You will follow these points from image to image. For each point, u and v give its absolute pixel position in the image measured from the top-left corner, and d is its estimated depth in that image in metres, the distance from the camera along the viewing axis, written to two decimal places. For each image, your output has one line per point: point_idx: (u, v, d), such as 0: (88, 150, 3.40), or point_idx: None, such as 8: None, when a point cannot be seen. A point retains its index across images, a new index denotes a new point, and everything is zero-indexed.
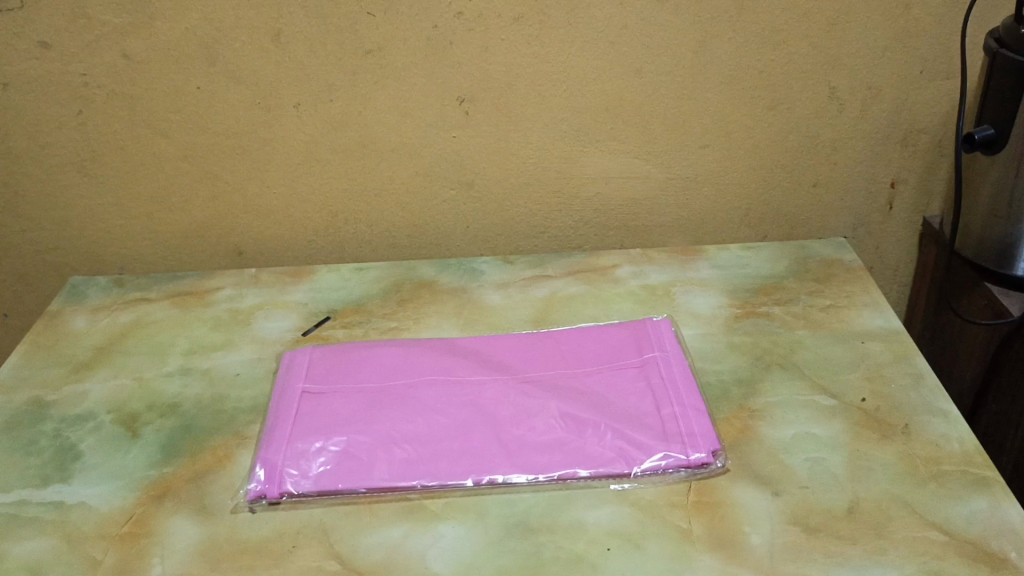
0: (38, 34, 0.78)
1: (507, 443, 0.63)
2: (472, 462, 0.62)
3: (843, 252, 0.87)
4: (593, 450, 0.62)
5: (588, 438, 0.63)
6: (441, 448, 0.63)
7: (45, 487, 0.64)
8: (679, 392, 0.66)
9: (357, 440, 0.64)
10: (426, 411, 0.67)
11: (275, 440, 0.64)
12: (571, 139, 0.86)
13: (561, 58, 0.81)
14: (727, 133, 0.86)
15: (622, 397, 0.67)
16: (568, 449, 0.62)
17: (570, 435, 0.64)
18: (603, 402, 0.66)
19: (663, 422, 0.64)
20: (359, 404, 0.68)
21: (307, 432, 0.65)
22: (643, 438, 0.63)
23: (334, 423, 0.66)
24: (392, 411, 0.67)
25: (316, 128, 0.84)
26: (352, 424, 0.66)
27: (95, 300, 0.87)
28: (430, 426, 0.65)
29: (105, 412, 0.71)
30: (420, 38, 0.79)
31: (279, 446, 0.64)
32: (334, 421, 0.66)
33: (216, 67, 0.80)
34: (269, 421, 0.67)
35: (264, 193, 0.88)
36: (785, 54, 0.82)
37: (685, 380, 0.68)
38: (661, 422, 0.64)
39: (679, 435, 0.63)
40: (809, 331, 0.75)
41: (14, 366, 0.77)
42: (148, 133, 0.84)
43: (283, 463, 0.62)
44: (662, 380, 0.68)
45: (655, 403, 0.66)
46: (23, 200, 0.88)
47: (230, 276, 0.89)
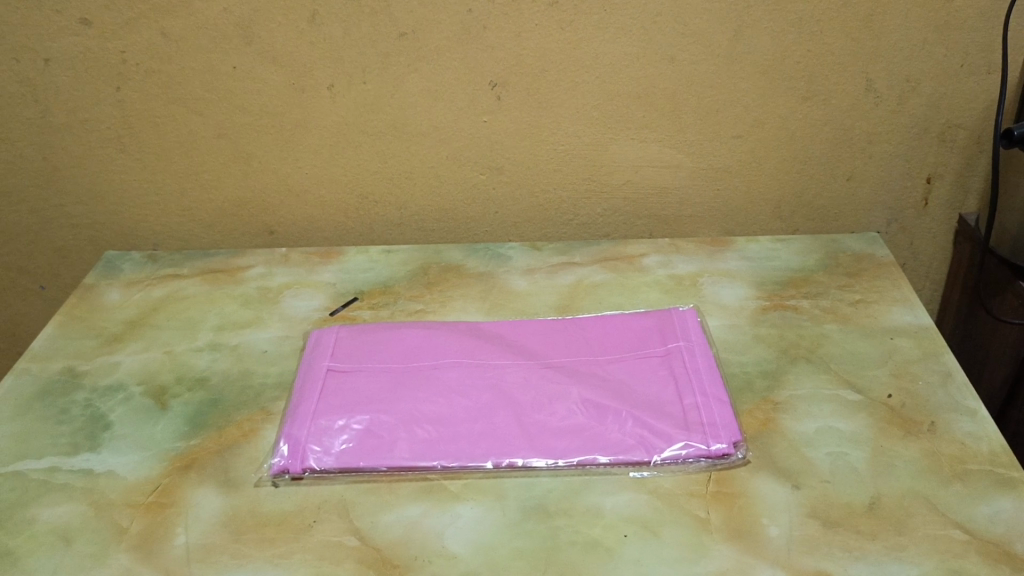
0: (79, 11, 0.79)
1: (528, 427, 0.64)
2: (492, 445, 0.62)
3: (875, 247, 0.86)
4: (613, 437, 0.62)
5: (609, 425, 0.63)
6: (462, 429, 0.64)
7: (76, 455, 0.65)
8: (702, 382, 0.66)
9: (379, 419, 0.65)
10: (448, 393, 0.67)
11: (299, 416, 0.65)
12: (602, 126, 0.86)
13: (595, 44, 0.81)
14: (761, 123, 0.86)
15: (645, 385, 0.67)
16: (589, 435, 0.63)
17: (591, 421, 0.64)
18: (625, 390, 0.66)
19: (685, 411, 0.64)
20: (383, 383, 0.68)
21: (331, 409, 0.66)
22: (664, 426, 0.63)
23: (358, 401, 0.67)
24: (415, 392, 0.67)
25: (349, 110, 0.85)
26: (375, 404, 0.66)
27: (129, 274, 0.88)
28: (451, 407, 0.66)
29: (135, 384, 0.73)
30: (454, 21, 0.80)
31: (303, 423, 0.65)
32: (358, 400, 0.67)
33: (252, 47, 0.81)
34: (294, 398, 0.68)
35: (296, 173, 0.89)
36: (822, 45, 0.81)
37: (708, 371, 0.67)
38: (683, 412, 0.64)
39: (701, 425, 0.62)
40: (837, 325, 0.74)
41: (49, 336, 0.79)
42: (184, 112, 0.85)
43: (306, 439, 0.63)
44: (686, 369, 0.68)
45: (678, 392, 0.66)
46: (62, 174, 0.89)
47: (260, 254, 0.91)
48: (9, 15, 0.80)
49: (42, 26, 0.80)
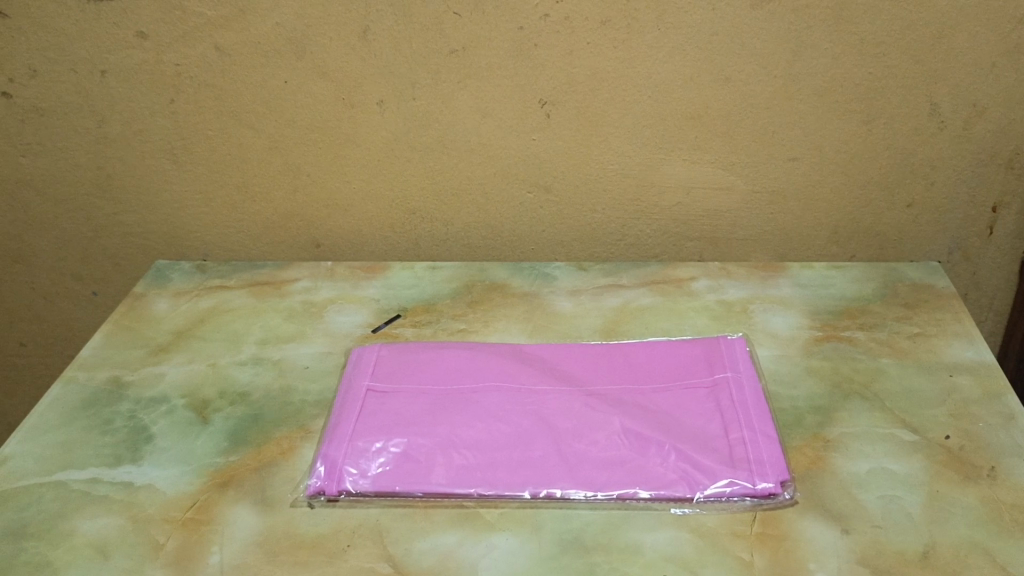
0: (136, 25, 0.81)
1: (567, 456, 0.62)
2: (530, 474, 0.61)
3: (936, 277, 0.82)
4: (655, 471, 0.61)
5: (651, 458, 0.62)
6: (500, 456, 0.63)
7: (117, 467, 0.66)
8: (749, 417, 0.64)
9: (417, 442, 0.64)
10: (487, 418, 0.66)
11: (337, 437, 0.65)
12: (653, 146, 0.84)
13: (648, 63, 0.79)
14: (818, 146, 0.83)
15: (690, 418, 0.65)
16: (629, 467, 0.61)
17: (633, 453, 0.62)
18: (670, 422, 0.65)
19: (730, 447, 0.62)
20: (423, 405, 0.68)
21: (369, 431, 0.65)
22: (709, 462, 0.61)
23: (397, 423, 0.66)
24: (454, 415, 0.67)
25: (397, 126, 0.85)
26: (414, 426, 0.66)
27: (177, 284, 0.89)
28: (490, 433, 0.65)
29: (178, 396, 0.73)
30: (505, 38, 0.79)
31: (340, 443, 0.64)
32: (396, 422, 0.66)
33: (304, 61, 0.82)
34: (333, 418, 0.67)
35: (343, 187, 0.89)
36: (884, 67, 0.78)
37: (757, 405, 0.65)
38: (728, 448, 0.62)
39: (747, 462, 0.60)
40: (893, 360, 0.71)
41: (97, 345, 0.80)
42: (235, 125, 0.86)
43: (343, 460, 0.63)
44: (733, 402, 0.66)
45: (723, 426, 0.64)
46: (117, 184, 0.91)
47: (306, 268, 0.91)
48: (69, 28, 0.81)
49: (100, 39, 0.82)
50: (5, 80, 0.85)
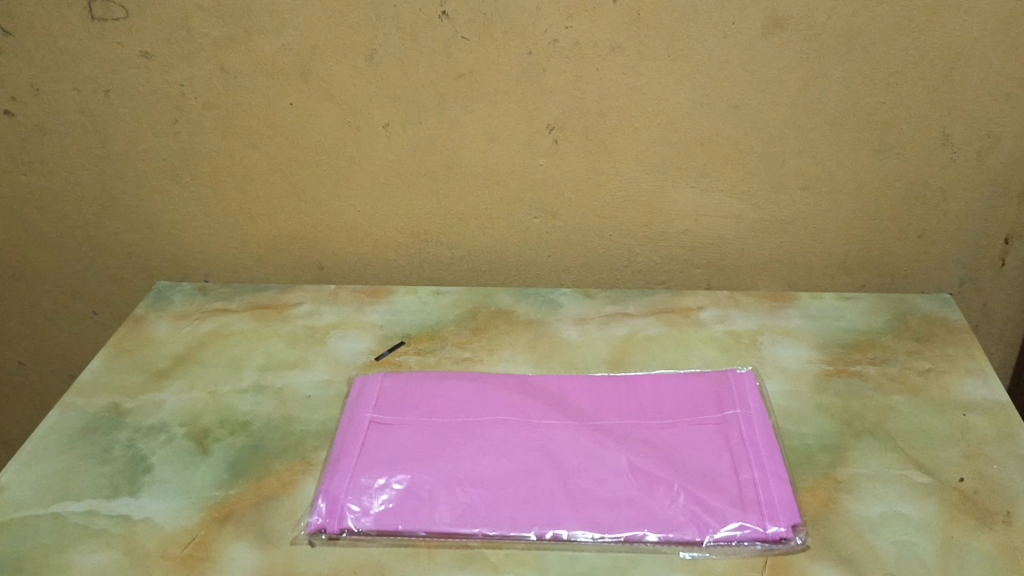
0: (140, 44, 0.80)
1: (574, 495, 0.61)
2: (536, 513, 0.60)
3: (948, 310, 0.81)
4: (664, 512, 0.59)
5: (659, 499, 0.60)
6: (505, 493, 0.61)
7: (114, 499, 0.64)
8: (760, 456, 0.63)
9: (420, 478, 0.63)
10: (492, 453, 0.65)
11: (339, 472, 0.64)
12: (661, 173, 0.83)
13: (657, 90, 0.78)
14: (829, 175, 0.82)
15: (699, 456, 0.64)
16: (637, 508, 0.60)
17: (641, 492, 0.61)
18: (678, 460, 0.64)
19: (740, 488, 0.61)
20: (427, 439, 0.67)
21: (371, 466, 0.64)
22: (719, 504, 0.60)
23: (400, 458, 0.65)
24: (458, 450, 0.65)
25: (403, 149, 0.84)
26: (417, 461, 0.64)
27: (178, 307, 0.88)
28: (495, 469, 0.64)
29: (178, 424, 0.72)
30: (513, 63, 0.78)
31: (342, 479, 0.63)
32: (400, 457, 0.65)
33: (310, 84, 0.81)
34: (335, 452, 0.66)
35: (347, 209, 0.88)
36: (898, 96, 0.77)
37: (767, 444, 0.64)
38: (739, 489, 0.61)
39: (757, 505, 0.59)
40: (906, 397, 0.70)
41: (96, 369, 0.79)
42: (239, 145, 0.85)
43: (345, 497, 0.61)
44: (743, 441, 0.65)
45: (733, 466, 0.63)
46: (119, 203, 0.90)
47: (309, 291, 0.90)
48: (72, 47, 0.80)
49: (104, 58, 0.81)
50: (8, 98, 0.84)
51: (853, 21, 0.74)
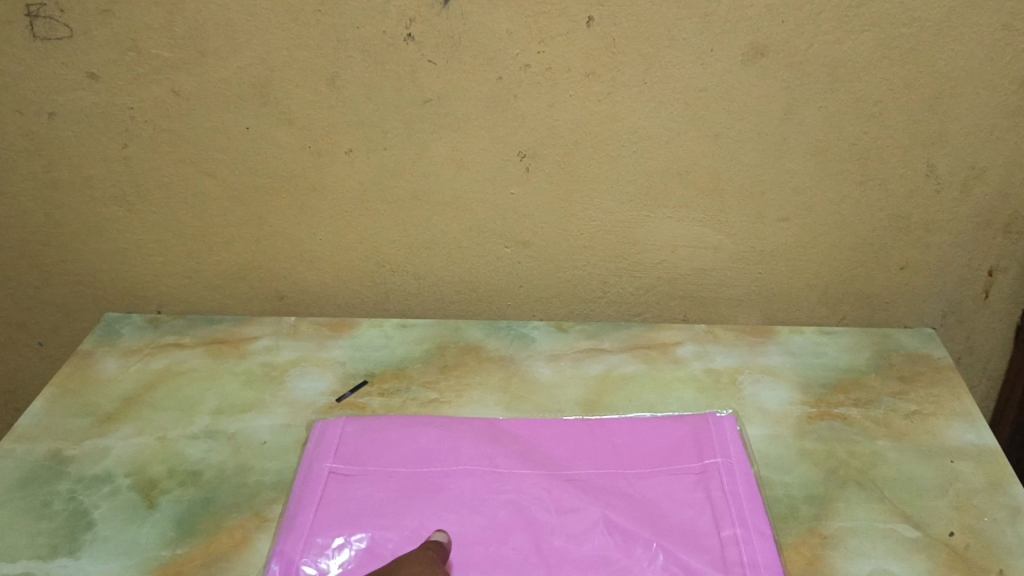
0: (86, 65, 0.75)
1: (546, 554, 0.57)
2: (505, 572, 0.56)
3: (931, 346, 0.79)
4: (640, 572, 0.56)
5: (636, 557, 0.57)
6: (473, 552, 0.58)
7: (52, 560, 0.60)
8: (742, 512, 0.60)
9: (382, 537, 0.59)
10: (460, 507, 0.61)
11: (296, 529, 0.60)
12: (638, 204, 0.80)
13: (634, 117, 0.75)
14: (811, 206, 0.79)
15: (678, 512, 0.61)
16: (610, 566, 0.57)
17: (616, 550, 0.58)
18: (656, 515, 0.60)
19: (721, 546, 0.58)
20: (391, 493, 0.63)
21: (330, 524, 0.61)
22: (698, 565, 0.56)
23: (361, 515, 0.61)
24: (424, 505, 0.62)
25: (367, 177, 0.80)
26: (380, 518, 0.61)
27: (128, 342, 0.83)
28: (463, 525, 0.60)
29: (124, 474, 0.67)
30: (483, 89, 0.74)
31: (298, 538, 0.59)
32: (360, 513, 0.62)
33: (268, 108, 0.76)
34: (290, 506, 0.62)
35: (309, 238, 0.84)
36: (881, 126, 0.75)
37: (749, 497, 0.61)
38: (720, 547, 0.58)
39: (739, 565, 0.56)
40: (891, 442, 0.67)
41: (38, 412, 0.74)
42: (193, 172, 0.80)
43: (300, 560, 0.58)
44: (724, 494, 0.62)
45: (713, 523, 0.60)
46: (65, 231, 0.85)
47: (268, 324, 0.85)
48: (13, 67, 0.75)
49: (47, 80, 0.76)
50: None
51: (835, 48, 0.71)
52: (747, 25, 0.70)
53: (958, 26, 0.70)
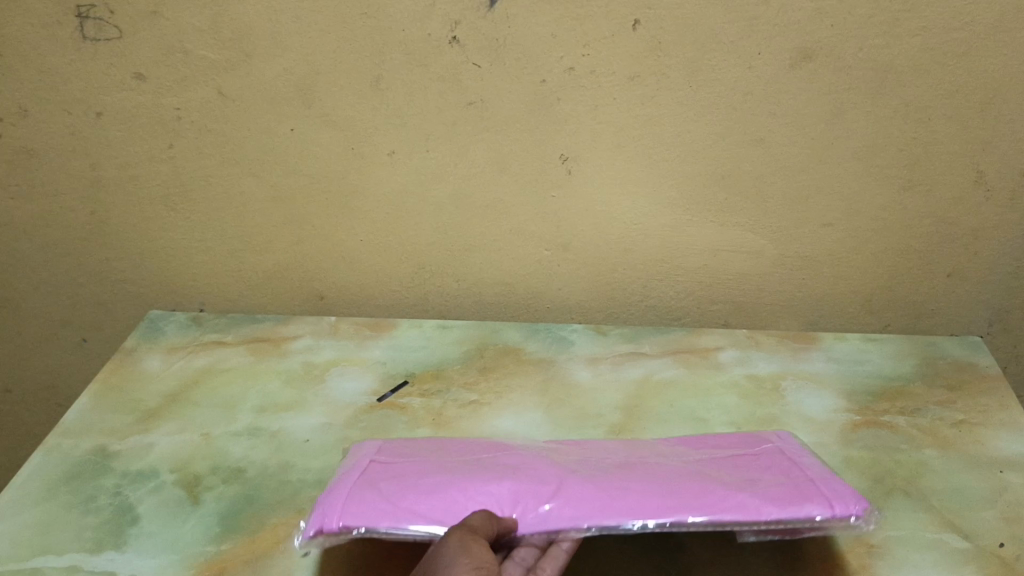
0: (134, 66, 0.76)
1: (609, 485, 0.56)
2: (575, 509, 0.54)
3: (977, 355, 0.78)
4: (716, 498, 0.54)
5: (707, 485, 0.56)
6: (533, 483, 0.57)
7: (98, 554, 0.60)
8: (809, 463, 0.59)
9: (433, 479, 0.57)
10: (511, 463, 0.60)
11: (338, 481, 0.58)
12: (680, 208, 0.79)
13: (677, 121, 0.75)
14: (856, 212, 0.78)
15: (745, 466, 0.59)
16: (688, 494, 0.55)
17: (690, 482, 0.56)
18: (719, 467, 0.59)
19: (794, 479, 0.57)
20: (429, 458, 0.61)
21: (376, 476, 0.58)
22: (773, 490, 0.55)
23: (405, 469, 0.59)
24: (467, 463, 0.60)
25: (409, 178, 0.80)
26: (427, 470, 0.59)
27: (171, 339, 0.84)
28: (518, 466, 0.59)
29: (167, 470, 0.68)
30: (526, 91, 0.74)
31: (343, 485, 0.57)
32: (401, 467, 0.60)
33: (311, 109, 0.77)
34: (335, 473, 0.60)
35: (350, 238, 0.84)
36: (929, 131, 0.74)
37: (813, 458, 0.61)
38: (793, 479, 0.57)
39: (818, 491, 0.55)
40: (938, 451, 0.66)
41: (82, 408, 0.75)
42: (237, 172, 0.81)
43: (346, 498, 0.55)
44: (791, 454, 0.61)
45: (784, 470, 0.58)
46: (109, 230, 0.86)
47: (308, 324, 0.86)
48: (62, 67, 0.76)
49: (95, 80, 0.77)
50: None
51: (883, 53, 0.70)
52: (795, 29, 0.69)
53: (1010, 32, 0.69)
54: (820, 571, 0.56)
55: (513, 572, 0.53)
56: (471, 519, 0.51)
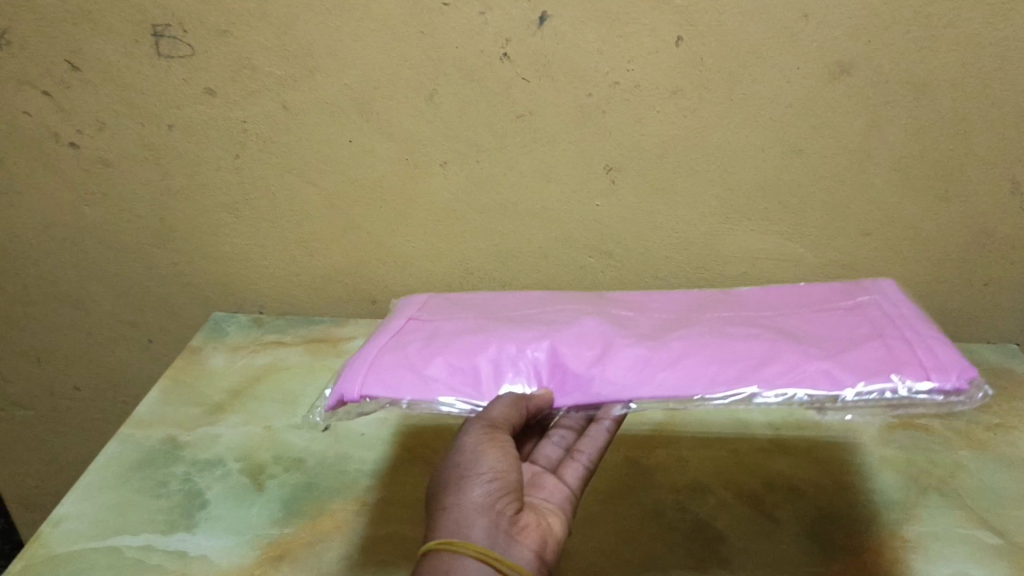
0: (205, 82, 0.81)
1: (675, 355, 0.56)
2: (617, 378, 0.55)
3: (1013, 361, 0.80)
4: (780, 369, 0.54)
5: (779, 356, 0.55)
6: (589, 356, 0.57)
7: (171, 534, 0.65)
8: (905, 325, 0.58)
9: (469, 349, 0.60)
10: (578, 331, 0.61)
11: (378, 349, 0.62)
12: (719, 217, 0.83)
13: (718, 133, 0.78)
14: (893, 222, 0.81)
15: (835, 330, 0.59)
16: (748, 364, 0.55)
17: (761, 351, 0.56)
18: (808, 332, 0.59)
19: (895, 346, 0.55)
20: (486, 326, 0.64)
21: (416, 344, 0.62)
22: (864, 361, 0.54)
23: (451, 338, 0.62)
24: (525, 330, 0.62)
25: (460, 187, 0.84)
26: (475, 338, 0.61)
27: (234, 339, 0.89)
28: (578, 337, 0.60)
29: (233, 459, 0.73)
30: (573, 104, 0.78)
31: (381, 353, 0.61)
32: (445, 337, 0.62)
33: (369, 122, 0.81)
34: (381, 341, 0.64)
35: (403, 244, 0.89)
36: (965, 143, 0.76)
37: (911, 317, 0.59)
38: (891, 346, 0.55)
39: (918, 362, 0.53)
40: (972, 453, 0.68)
41: (154, 401, 0.80)
42: (298, 181, 0.86)
43: (372, 367, 0.59)
44: (884, 314, 0.60)
45: (877, 331, 0.57)
46: (178, 236, 0.91)
47: (361, 327, 0.92)
48: (139, 82, 0.81)
49: (169, 95, 0.82)
50: (73, 132, 0.85)
51: (921, 68, 0.73)
52: (833, 45, 0.72)
53: None
54: (856, 561, 0.59)
55: (548, 448, 0.61)
56: (492, 412, 0.54)
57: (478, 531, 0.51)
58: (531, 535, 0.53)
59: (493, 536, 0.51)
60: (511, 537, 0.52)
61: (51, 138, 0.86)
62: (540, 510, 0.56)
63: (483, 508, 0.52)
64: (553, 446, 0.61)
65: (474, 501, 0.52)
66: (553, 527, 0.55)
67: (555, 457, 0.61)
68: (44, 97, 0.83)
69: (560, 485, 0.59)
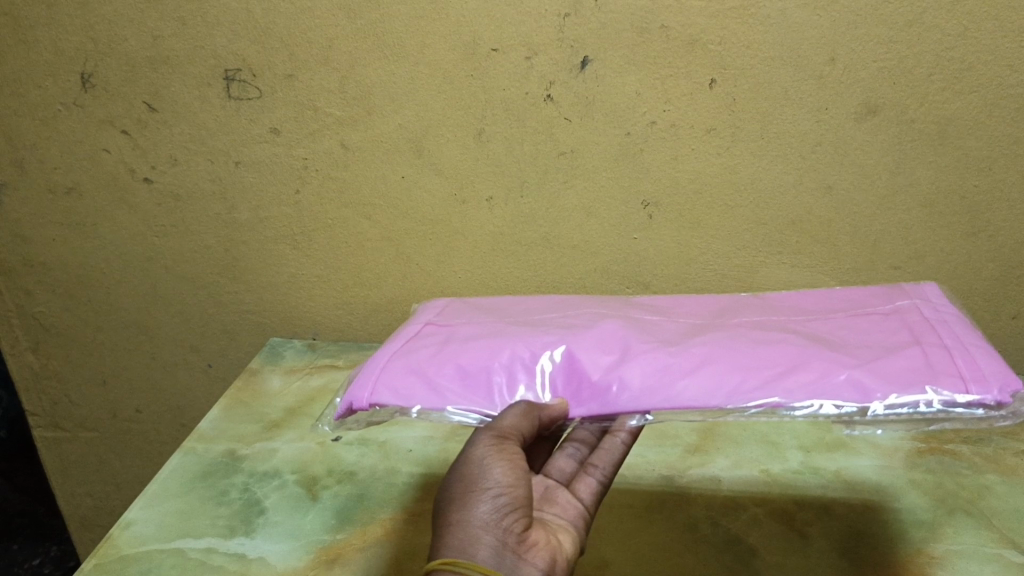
0: (270, 122, 0.87)
1: (695, 361, 0.59)
2: (634, 384, 0.58)
3: None
4: (805, 379, 0.56)
5: (805, 365, 0.57)
6: (607, 363, 0.60)
7: (231, 538, 0.69)
8: (942, 332, 0.61)
9: (482, 354, 0.63)
10: (597, 333, 0.64)
11: (391, 355, 0.65)
12: (752, 251, 0.87)
13: (751, 171, 0.82)
14: (920, 256, 0.84)
15: (875, 335, 0.62)
16: (771, 373, 0.57)
17: (786, 361, 0.58)
18: (838, 340, 0.62)
19: (934, 357, 0.57)
20: (502, 330, 0.67)
21: (429, 350, 0.65)
22: (900, 371, 0.56)
23: (465, 342, 0.66)
24: (540, 333, 0.65)
25: (505, 221, 0.89)
26: (491, 342, 0.65)
27: (289, 361, 0.94)
28: (595, 341, 0.63)
29: (289, 471, 0.77)
30: (612, 143, 0.82)
31: (394, 360, 0.65)
32: (456, 342, 0.66)
33: (421, 159, 0.87)
34: (397, 345, 0.67)
35: (450, 274, 0.94)
36: (990, 180, 0.79)
37: (948, 321, 0.62)
38: (927, 357, 0.57)
39: (957, 374, 0.55)
40: (1000, 477, 0.71)
41: (215, 418, 0.86)
42: (353, 215, 0.92)
43: (382, 374, 0.63)
44: (923, 320, 0.63)
45: (915, 337, 0.61)
46: (241, 266, 0.98)
47: None
48: (211, 123, 0.88)
49: (237, 134, 0.88)
50: (148, 167, 0.92)
51: (946, 107, 0.76)
52: (860, 86, 0.76)
53: None
54: None
55: (564, 463, 0.65)
56: (503, 421, 0.56)
57: (485, 547, 0.54)
58: (538, 552, 0.56)
59: (498, 553, 0.54)
60: (517, 554, 0.55)
61: (128, 173, 0.93)
62: (551, 527, 0.60)
63: (489, 524, 0.55)
64: (565, 460, 0.65)
65: (481, 519, 0.55)
66: (562, 544, 0.59)
67: (568, 471, 0.65)
68: (124, 137, 0.90)
69: (573, 501, 0.62)
